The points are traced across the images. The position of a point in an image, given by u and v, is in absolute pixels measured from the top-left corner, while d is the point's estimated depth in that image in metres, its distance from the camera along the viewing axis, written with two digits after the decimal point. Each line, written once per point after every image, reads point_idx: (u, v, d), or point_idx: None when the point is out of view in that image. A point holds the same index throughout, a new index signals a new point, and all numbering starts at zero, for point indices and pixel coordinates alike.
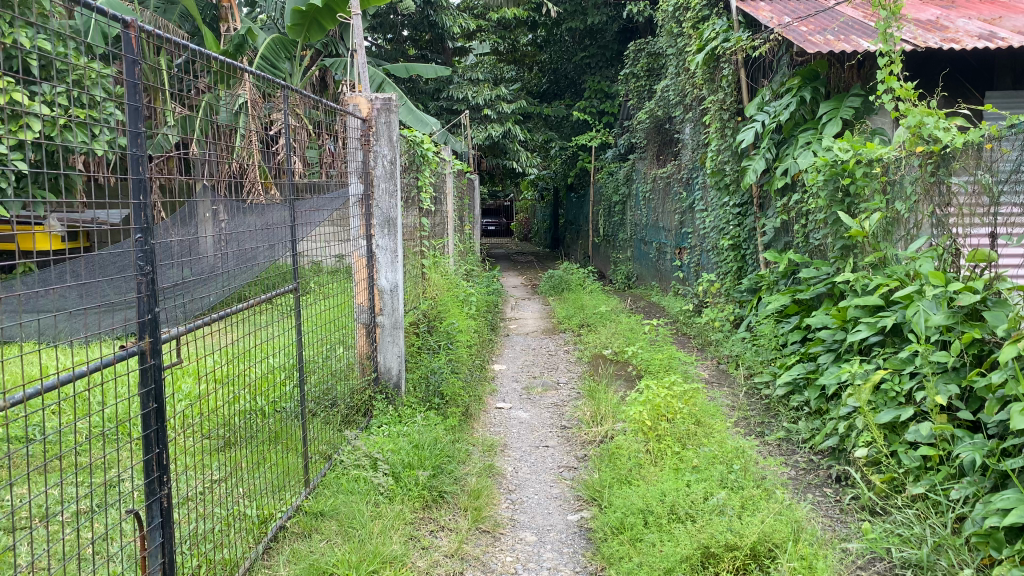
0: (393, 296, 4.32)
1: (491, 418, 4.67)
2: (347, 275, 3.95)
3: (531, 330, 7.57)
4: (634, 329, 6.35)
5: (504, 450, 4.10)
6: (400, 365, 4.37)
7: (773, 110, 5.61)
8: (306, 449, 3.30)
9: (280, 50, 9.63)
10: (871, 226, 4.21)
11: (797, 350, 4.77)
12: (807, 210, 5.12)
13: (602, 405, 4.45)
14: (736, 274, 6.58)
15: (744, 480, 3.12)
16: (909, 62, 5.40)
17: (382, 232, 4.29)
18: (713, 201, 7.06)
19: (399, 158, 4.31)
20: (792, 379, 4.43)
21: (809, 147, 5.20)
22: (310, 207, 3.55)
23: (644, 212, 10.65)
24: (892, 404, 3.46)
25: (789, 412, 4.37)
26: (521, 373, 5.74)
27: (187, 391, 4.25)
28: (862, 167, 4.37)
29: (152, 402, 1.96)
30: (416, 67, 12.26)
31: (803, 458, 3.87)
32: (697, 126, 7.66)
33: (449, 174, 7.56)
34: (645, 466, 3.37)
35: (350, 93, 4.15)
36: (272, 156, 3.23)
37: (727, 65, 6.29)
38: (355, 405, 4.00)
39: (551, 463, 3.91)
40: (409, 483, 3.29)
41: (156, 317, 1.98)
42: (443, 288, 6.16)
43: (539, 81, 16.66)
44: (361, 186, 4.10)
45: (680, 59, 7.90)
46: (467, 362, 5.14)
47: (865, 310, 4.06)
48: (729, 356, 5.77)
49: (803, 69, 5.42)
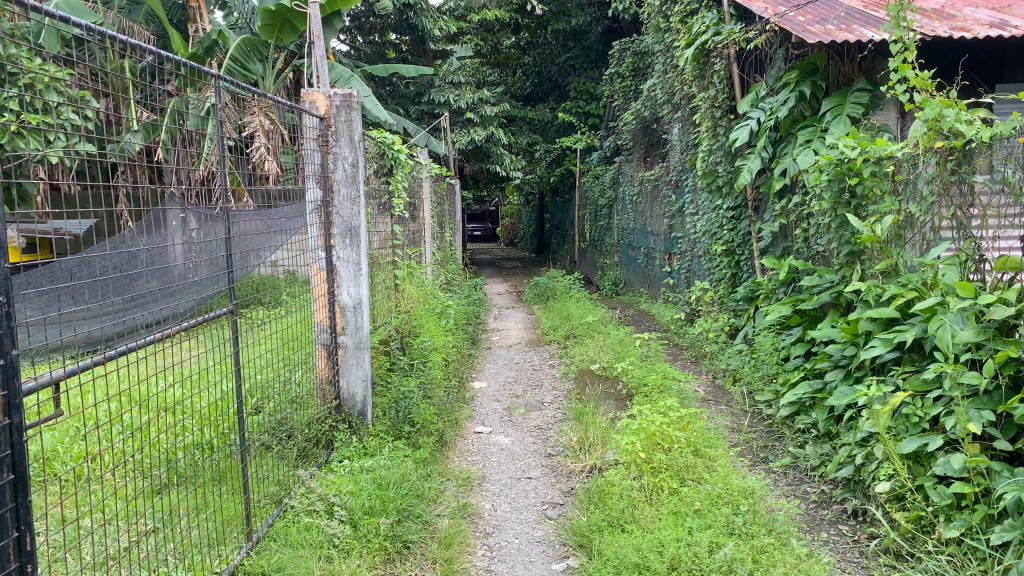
0: (357, 314, 3.87)
1: (468, 445, 4.26)
2: (303, 291, 3.53)
3: (514, 342, 7.17)
4: (625, 341, 5.97)
5: (481, 484, 3.69)
6: (366, 390, 3.93)
7: (769, 106, 5.26)
8: (252, 493, 2.89)
9: (252, 52, 9.16)
10: (883, 231, 3.83)
11: (800, 365, 4.39)
12: (808, 213, 4.74)
13: (590, 430, 4.04)
14: (730, 281, 6.20)
15: (752, 526, 2.72)
16: (922, 51, 5.01)
17: (343, 242, 3.84)
18: (704, 203, 6.69)
19: (362, 161, 3.87)
20: (797, 399, 4.08)
21: (810, 146, 4.83)
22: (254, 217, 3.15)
23: (631, 216, 10.28)
24: (915, 431, 3.08)
25: (794, 435, 4.00)
26: (503, 392, 5.32)
27: (129, 420, 3.87)
28: (870, 166, 3.99)
29: (6, 472, 1.58)
30: (396, 69, 11.83)
31: (814, 489, 3.50)
32: (685, 126, 7.29)
33: (426, 179, 7.13)
34: (639, 507, 2.97)
35: (306, 89, 3.71)
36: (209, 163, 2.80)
37: (718, 60, 5.90)
38: (313, 437, 3.57)
39: (533, 498, 3.51)
40: (369, 533, 2.88)
41: (14, 362, 1.58)
42: (420, 300, 5.74)
43: (522, 84, 16.27)
44: (319, 191, 3.67)
45: (667, 56, 7.52)
46: (443, 383, 4.74)
47: (879, 323, 3.67)
48: (726, 371, 5.40)
49: (801, 62, 5.06)
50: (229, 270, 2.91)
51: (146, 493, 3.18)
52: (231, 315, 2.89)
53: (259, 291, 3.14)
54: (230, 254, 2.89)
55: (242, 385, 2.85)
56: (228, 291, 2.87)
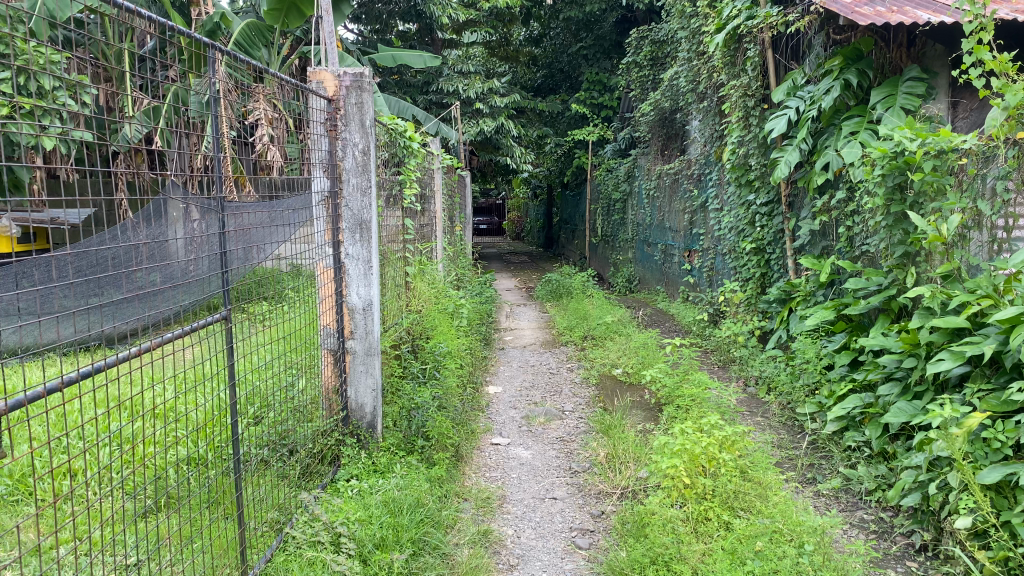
0: (367, 317, 3.50)
1: (485, 458, 3.92)
2: (309, 289, 3.17)
3: (529, 343, 6.82)
4: (649, 345, 5.61)
5: (502, 506, 3.35)
6: (376, 401, 3.55)
7: (809, 94, 4.93)
8: (248, 520, 2.55)
9: (257, 37, 8.79)
10: (950, 230, 3.45)
11: (846, 375, 4.05)
12: (855, 211, 4.39)
13: (621, 446, 3.69)
14: (759, 282, 5.84)
15: (820, 569, 2.35)
16: (1002, 28, 4.52)
17: (352, 237, 3.46)
18: (731, 198, 6.33)
19: (373, 149, 3.49)
20: (846, 413, 3.74)
21: (856, 137, 4.50)
22: (249, 208, 2.81)
23: (647, 211, 9.92)
24: (998, 459, 2.74)
25: (843, 454, 3.66)
26: (520, 398, 4.98)
27: (115, 432, 3.57)
28: (931, 160, 3.62)
29: None
30: (403, 57, 11.49)
31: (871, 517, 3.15)
32: (710, 117, 6.92)
33: (438, 170, 6.76)
34: (688, 542, 2.63)
35: (313, 68, 3.36)
36: (206, 148, 2.48)
37: (752, 45, 5.55)
38: (318, 452, 3.22)
39: (560, 523, 3.17)
40: (382, 569, 2.55)
41: None
42: (431, 300, 5.39)
43: (531, 76, 15.86)
44: (325, 181, 3.30)
45: (692, 43, 7.15)
46: (457, 391, 4.40)
47: (942, 333, 3.31)
48: (759, 378, 5.06)
49: (845, 48, 4.68)
50: (224, 271, 2.54)
51: (129, 519, 2.85)
52: (226, 321, 2.52)
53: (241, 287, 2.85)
54: (224, 252, 2.52)
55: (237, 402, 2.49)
56: (223, 295, 2.51)
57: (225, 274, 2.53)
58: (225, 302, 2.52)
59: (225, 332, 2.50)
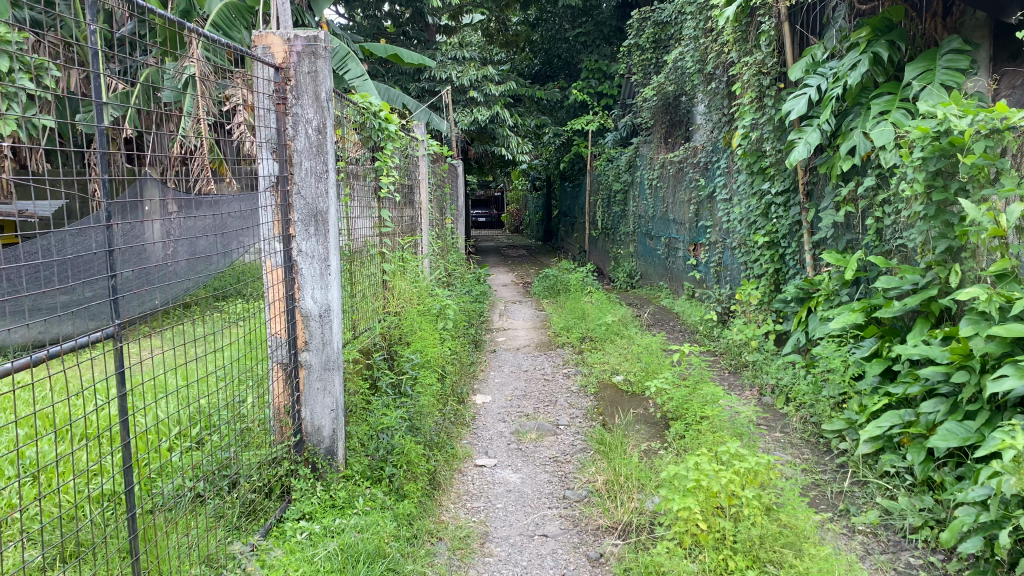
0: (324, 325, 2.96)
1: (466, 484, 3.43)
2: (239, 297, 2.60)
3: (523, 345, 6.32)
4: (652, 348, 5.11)
5: (483, 546, 2.86)
6: (336, 423, 3.03)
7: (832, 71, 4.44)
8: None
9: (237, 20, 8.12)
10: (1012, 222, 2.95)
11: (879, 388, 3.55)
12: (889, 201, 3.89)
13: (623, 471, 3.19)
14: (773, 279, 5.34)
15: None
16: None
17: (307, 231, 2.93)
18: (741, 187, 5.82)
19: (331, 126, 2.95)
20: (880, 432, 3.25)
21: (887, 117, 4.01)
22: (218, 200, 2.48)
23: (650, 202, 9.36)
24: None
25: (878, 482, 3.16)
26: (509, 409, 4.48)
27: (34, 457, 3.11)
28: (982, 140, 3.13)
29: None
30: (399, 51, 10.76)
31: (919, 562, 2.66)
32: (718, 100, 6.40)
33: (424, 157, 6.25)
34: None
35: (258, 31, 2.83)
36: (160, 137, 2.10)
37: (767, 18, 5.04)
38: (264, 485, 2.70)
39: (550, 568, 2.68)
40: None
41: None
42: (414, 301, 4.88)
43: (529, 62, 15.29)
44: (271, 163, 2.77)
45: (698, 19, 6.62)
46: (436, 407, 3.89)
47: (1000, 342, 2.82)
48: (775, 386, 4.56)
49: (873, 18, 4.15)
50: (114, 277, 1.96)
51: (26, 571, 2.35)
52: (115, 342, 1.94)
53: (159, 306, 2.40)
54: (110, 253, 1.95)
55: (131, 447, 1.94)
56: (112, 306, 1.94)
57: (114, 282, 1.96)
58: (113, 318, 1.94)
59: (113, 359, 1.91)
